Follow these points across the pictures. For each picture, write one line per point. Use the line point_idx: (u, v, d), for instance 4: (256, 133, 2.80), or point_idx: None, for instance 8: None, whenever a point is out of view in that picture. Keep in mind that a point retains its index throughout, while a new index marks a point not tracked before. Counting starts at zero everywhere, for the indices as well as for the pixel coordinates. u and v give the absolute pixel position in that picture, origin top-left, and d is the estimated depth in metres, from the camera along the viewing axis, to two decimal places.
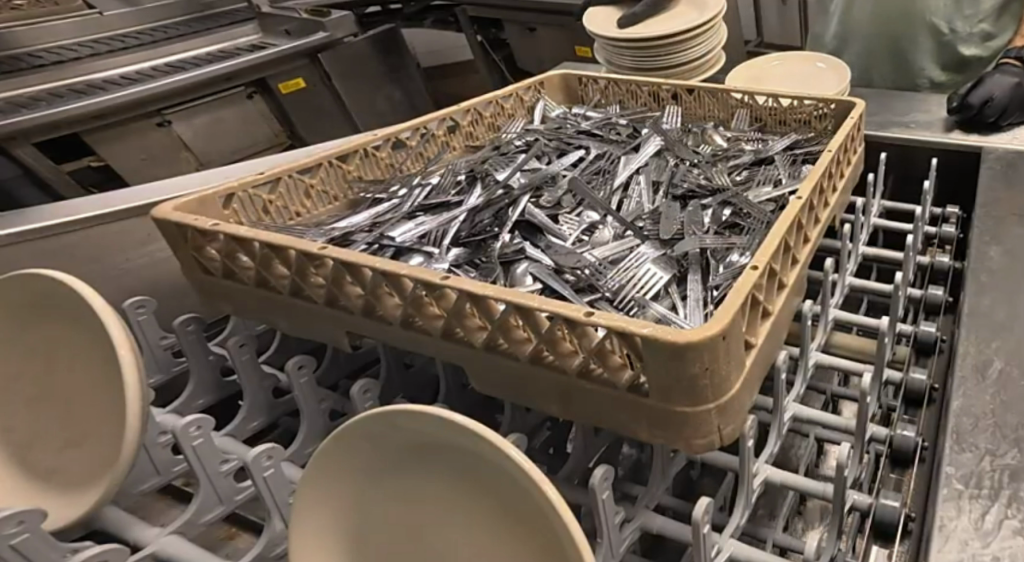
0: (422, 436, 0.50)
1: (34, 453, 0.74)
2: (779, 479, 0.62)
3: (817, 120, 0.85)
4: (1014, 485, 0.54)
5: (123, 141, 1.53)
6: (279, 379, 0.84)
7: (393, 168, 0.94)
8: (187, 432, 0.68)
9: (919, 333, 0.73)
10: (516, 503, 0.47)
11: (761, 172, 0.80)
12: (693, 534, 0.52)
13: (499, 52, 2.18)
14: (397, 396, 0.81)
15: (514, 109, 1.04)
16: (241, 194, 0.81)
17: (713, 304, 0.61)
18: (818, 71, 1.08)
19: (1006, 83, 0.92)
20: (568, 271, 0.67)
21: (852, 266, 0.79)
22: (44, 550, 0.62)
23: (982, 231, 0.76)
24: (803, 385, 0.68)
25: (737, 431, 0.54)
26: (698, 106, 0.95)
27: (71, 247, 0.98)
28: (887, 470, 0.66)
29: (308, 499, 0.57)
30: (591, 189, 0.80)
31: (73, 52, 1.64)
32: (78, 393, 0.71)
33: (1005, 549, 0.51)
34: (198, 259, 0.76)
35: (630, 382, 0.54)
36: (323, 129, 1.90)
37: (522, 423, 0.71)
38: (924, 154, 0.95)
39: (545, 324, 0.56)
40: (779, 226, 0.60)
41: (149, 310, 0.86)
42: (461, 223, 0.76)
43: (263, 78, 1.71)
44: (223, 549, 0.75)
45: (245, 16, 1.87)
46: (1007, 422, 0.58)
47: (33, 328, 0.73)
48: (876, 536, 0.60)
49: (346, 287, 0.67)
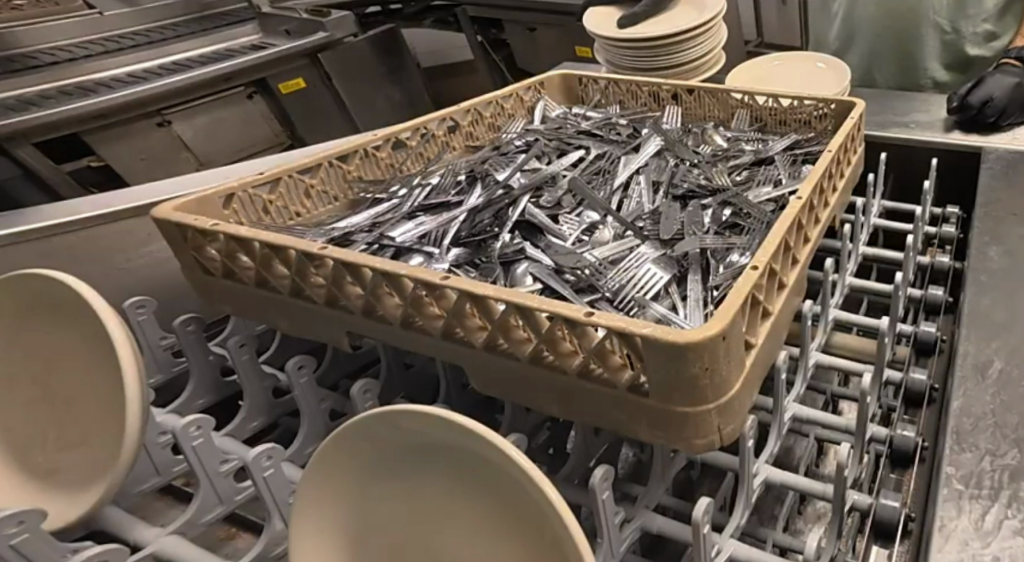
0: (422, 436, 0.50)
1: (34, 453, 0.74)
2: (779, 479, 0.62)
3: (817, 121, 0.85)
4: (1015, 485, 0.54)
5: (122, 140, 1.53)
6: (279, 378, 0.84)
7: (393, 168, 0.94)
8: (187, 432, 0.68)
9: (919, 333, 0.73)
10: (516, 503, 0.47)
11: (761, 172, 0.80)
12: (693, 534, 0.52)
13: (499, 52, 2.18)
14: (397, 396, 0.81)
15: (514, 109, 1.04)
16: (241, 194, 0.81)
17: (712, 305, 0.61)
18: (818, 70, 1.08)
19: (1006, 83, 0.92)
20: (568, 271, 0.67)
21: (852, 266, 0.79)
22: (44, 550, 0.62)
23: (982, 231, 0.76)
24: (803, 385, 0.68)
25: (737, 431, 0.54)
26: (698, 106, 0.95)
27: (70, 246, 0.98)
28: (887, 470, 0.66)
29: (308, 499, 0.57)
30: (591, 189, 0.80)
31: (73, 52, 1.64)
32: (78, 394, 0.71)
33: (1006, 549, 0.51)
34: (198, 259, 0.76)
35: (630, 382, 0.54)
36: (323, 129, 1.90)
37: (522, 423, 0.71)
38: (924, 154, 0.95)
39: (545, 324, 0.56)
40: (779, 226, 0.60)
41: (149, 310, 0.86)
42: (461, 223, 0.75)
43: (263, 78, 1.71)
44: (224, 549, 0.75)
45: (245, 16, 1.87)
46: (1007, 422, 0.58)
47: (32, 328, 0.73)
48: (876, 536, 0.60)
49: (346, 287, 0.67)
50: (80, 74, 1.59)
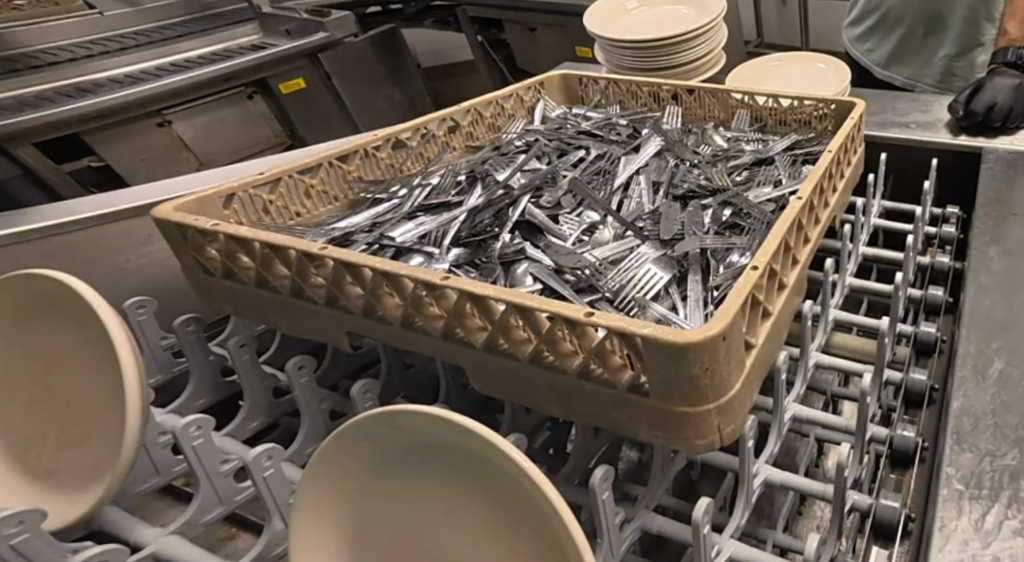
0: (423, 436, 0.50)
1: (34, 453, 0.74)
2: (779, 479, 0.62)
3: (817, 121, 0.85)
4: (1015, 485, 0.54)
5: (122, 140, 1.53)
6: (279, 378, 0.84)
7: (394, 168, 0.94)
8: (187, 432, 0.68)
9: (919, 334, 0.73)
10: (516, 500, 0.48)
11: (761, 172, 0.80)
12: (693, 534, 0.52)
13: (499, 53, 2.18)
14: (397, 396, 0.81)
15: (514, 109, 1.04)
16: (241, 194, 0.81)
17: (713, 304, 0.61)
18: (818, 71, 1.07)
19: (1006, 86, 0.91)
20: (568, 271, 0.67)
21: (852, 265, 0.79)
22: (44, 550, 0.62)
23: (981, 232, 0.76)
24: (803, 385, 0.68)
25: (737, 432, 0.54)
26: (698, 106, 0.95)
27: (69, 246, 0.98)
28: (887, 470, 0.66)
29: (308, 500, 0.57)
30: (591, 189, 0.80)
31: (72, 51, 1.64)
32: (79, 394, 0.71)
33: (1006, 549, 0.51)
34: (198, 259, 0.76)
35: (630, 382, 0.54)
36: (323, 129, 1.90)
37: (522, 423, 0.71)
38: (925, 155, 0.95)
39: (545, 324, 0.56)
40: (779, 225, 0.60)
41: (150, 310, 0.87)
42: (461, 223, 0.75)
43: (263, 79, 1.71)
44: (224, 548, 0.76)
45: (245, 16, 1.87)
46: (1007, 422, 0.58)
47: (32, 329, 0.73)
48: (876, 536, 0.60)
49: (346, 287, 0.67)
50: (79, 74, 1.59)
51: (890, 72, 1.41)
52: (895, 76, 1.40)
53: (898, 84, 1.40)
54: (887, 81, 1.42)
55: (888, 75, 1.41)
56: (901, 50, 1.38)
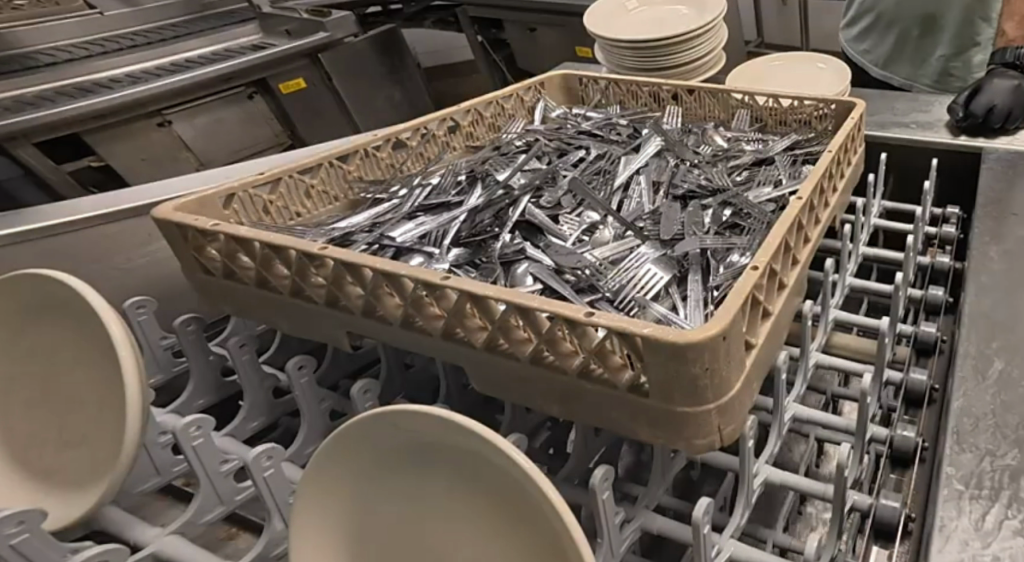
0: (425, 437, 0.50)
1: (34, 453, 0.74)
2: (779, 479, 0.62)
3: (817, 121, 0.85)
4: (1015, 485, 0.54)
5: (123, 140, 1.53)
6: (279, 378, 0.84)
7: (394, 168, 0.94)
8: (187, 432, 0.68)
9: (919, 334, 0.73)
10: (516, 500, 0.47)
11: (761, 172, 0.80)
12: (693, 533, 0.52)
13: (499, 53, 2.18)
14: (397, 396, 0.81)
15: (514, 110, 1.03)
16: (241, 194, 0.81)
17: (712, 304, 0.61)
18: (818, 71, 1.07)
19: (1006, 87, 0.91)
20: (568, 271, 0.67)
21: (852, 266, 0.79)
22: (44, 550, 0.62)
23: (982, 231, 0.76)
24: (803, 385, 0.68)
25: (736, 431, 0.54)
26: (698, 107, 0.95)
27: (69, 246, 0.98)
28: (887, 470, 0.66)
29: (309, 498, 0.57)
30: (591, 189, 0.80)
31: (72, 51, 1.64)
32: (79, 393, 0.71)
33: (1006, 549, 0.51)
34: (198, 259, 0.76)
35: (630, 382, 0.54)
36: (324, 129, 1.90)
37: (522, 423, 0.71)
38: (924, 155, 0.95)
39: (545, 324, 0.56)
40: (779, 226, 0.60)
41: (149, 310, 0.87)
42: (461, 223, 0.75)
43: (263, 79, 1.71)
44: (224, 548, 0.75)
45: (245, 17, 1.87)
46: (1007, 422, 0.58)
47: (33, 329, 0.73)
48: (876, 536, 0.60)
49: (346, 287, 0.67)
50: (80, 73, 1.59)
51: (887, 72, 1.40)
52: (893, 76, 1.39)
53: (896, 84, 1.39)
54: (885, 81, 1.41)
55: (887, 75, 1.40)
56: (900, 49, 1.37)
